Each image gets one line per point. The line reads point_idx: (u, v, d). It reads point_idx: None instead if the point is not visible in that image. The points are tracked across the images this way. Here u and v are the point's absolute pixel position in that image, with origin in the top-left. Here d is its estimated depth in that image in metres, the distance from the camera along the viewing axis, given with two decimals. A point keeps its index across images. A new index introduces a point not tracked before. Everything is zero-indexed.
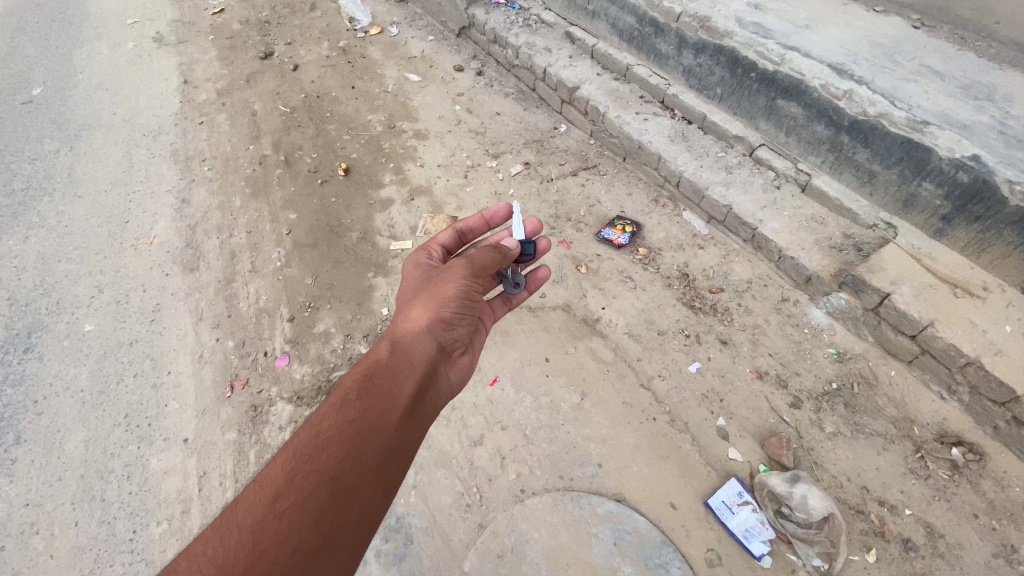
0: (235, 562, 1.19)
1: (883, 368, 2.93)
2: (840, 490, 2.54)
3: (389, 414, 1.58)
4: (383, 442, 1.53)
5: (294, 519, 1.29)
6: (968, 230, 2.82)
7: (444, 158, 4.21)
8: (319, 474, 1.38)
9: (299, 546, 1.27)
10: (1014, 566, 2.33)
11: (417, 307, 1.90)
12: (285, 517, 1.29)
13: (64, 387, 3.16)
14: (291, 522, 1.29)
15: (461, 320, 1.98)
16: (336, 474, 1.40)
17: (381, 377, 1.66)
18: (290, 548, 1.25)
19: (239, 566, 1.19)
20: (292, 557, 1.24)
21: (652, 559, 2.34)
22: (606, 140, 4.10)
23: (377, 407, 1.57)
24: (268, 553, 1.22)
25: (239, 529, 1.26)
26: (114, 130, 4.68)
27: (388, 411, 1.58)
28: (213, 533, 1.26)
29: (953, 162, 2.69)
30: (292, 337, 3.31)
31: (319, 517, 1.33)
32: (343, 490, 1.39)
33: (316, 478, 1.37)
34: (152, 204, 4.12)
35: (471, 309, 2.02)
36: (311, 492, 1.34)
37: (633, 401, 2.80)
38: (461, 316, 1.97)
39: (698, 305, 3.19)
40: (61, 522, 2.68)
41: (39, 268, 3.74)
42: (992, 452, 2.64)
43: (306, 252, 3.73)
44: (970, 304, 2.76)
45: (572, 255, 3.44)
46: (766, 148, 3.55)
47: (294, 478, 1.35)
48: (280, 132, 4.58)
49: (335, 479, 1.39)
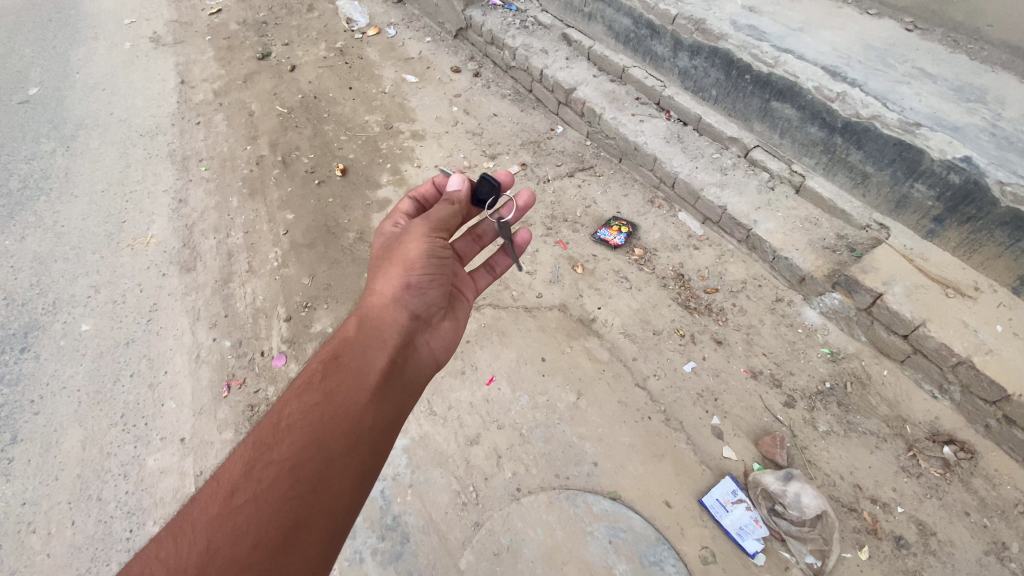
0: (190, 561, 1.26)
1: (876, 368, 2.96)
2: (833, 487, 2.57)
3: (355, 393, 1.66)
4: (348, 421, 1.60)
5: (253, 514, 1.35)
6: (960, 231, 2.85)
7: (441, 159, 4.23)
8: (278, 466, 1.45)
9: (260, 539, 1.32)
10: (1005, 563, 2.36)
11: (381, 284, 2.01)
12: (242, 513, 1.35)
13: (60, 386, 3.16)
14: (249, 515, 1.35)
15: (429, 286, 2.05)
16: (297, 462, 1.47)
17: (345, 359, 1.77)
18: (249, 543, 1.30)
19: (194, 565, 1.25)
20: (252, 550, 1.29)
21: (646, 556, 2.36)
22: (602, 142, 4.13)
23: (342, 391, 1.65)
24: (225, 549, 1.28)
25: (196, 528, 1.34)
26: (111, 130, 4.68)
27: (354, 390, 1.67)
28: (169, 535, 1.34)
29: (945, 163, 2.72)
30: (289, 337, 3.32)
31: (280, 508, 1.38)
32: (307, 478, 1.45)
33: (275, 468, 1.44)
34: (149, 204, 4.12)
35: (436, 273, 2.07)
36: (269, 484, 1.41)
37: (629, 401, 2.82)
38: (427, 282, 2.04)
39: (693, 305, 3.22)
40: (57, 522, 2.67)
41: (35, 267, 3.74)
42: (983, 450, 2.67)
43: (303, 252, 3.74)
44: (961, 304, 2.79)
45: (568, 256, 3.46)
46: (761, 149, 3.58)
47: (252, 473, 1.43)
48: (278, 132, 4.59)
49: (296, 468, 1.46)
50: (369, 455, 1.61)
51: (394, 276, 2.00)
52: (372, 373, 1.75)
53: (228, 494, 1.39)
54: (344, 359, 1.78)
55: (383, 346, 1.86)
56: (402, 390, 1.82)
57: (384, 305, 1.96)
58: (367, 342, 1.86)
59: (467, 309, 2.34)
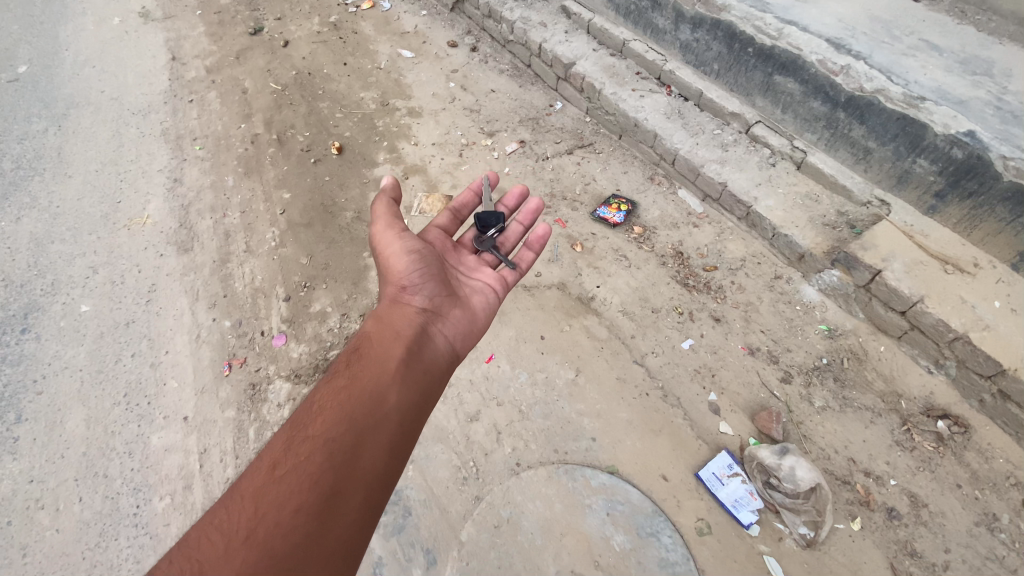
0: (241, 524, 1.35)
1: (873, 344, 2.98)
2: (828, 461, 2.61)
3: (376, 377, 1.77)
4: (372, 402, 1.70)
5: (294, 482, 1.44)
6: (961, 206, 2.83)
7: (438, 137, 4.17)
8: (314, 441, 1.55)
9: (301, 505, 1.40)
10: (995, 533, 2.41)
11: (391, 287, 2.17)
12: (285, 482, 1.44)
13: (63, 366, 3.18)
14: (290, 484, 1.43)
15: (425, 279, 2.15)
16: (329, 438, 1.56)
17: (366, 350, 1.89)
18: (291, 508, 1.38)
19: (243, 529, 1.34)
20: (294, 515, 1.37)
21: (643, 528, 2.40)
22: (601, 118, 4.07)
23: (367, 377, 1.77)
24: (270, 514, 1.37)
25: (244, 497, 1.43)
26: (102, 108, 4.60)
27: (376, 375, 1.78)
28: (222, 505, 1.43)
29: (949, 138, 2.69)
30: (289, 317, 3.32)
31: (318, 477, 1.46)
32: (340, 451, 1.54)
33: (311, 444, 1.54)
34: (144, 184, 4.08)
35: (429, 269, 2.18)
36: (307, 457, 1.50)
37: (627, 377, 2.84)
38: (424, 276, 2.16)
39: (692, 283, 3.22)
40: (64, 498, 2.71)
41: (32, 248, 3.72)
42: (977, 424, 2.71)
43: (300, 232, 3.72)
44: (960, 280, 2.79)
45: (567, 234, 3.44)
46: (763, 125, 3.53)
47: (292, 448, 1.53)
48: (272, 110, 4.52)
49: (330, 442, 1.55)
50: (396, 432, 1.68)
51: (398, 277, 2.16)
52: (390, 360, 1.85)
53: (271, 467, 1.49)
54: (364, 350, 1.90)
55: (399, 336, 1.96)
56: (423, 374, 1.90)
57: (394, 303, 2.11)
58: (384, 334, 1.96)
59: (486, 299, 2.37)
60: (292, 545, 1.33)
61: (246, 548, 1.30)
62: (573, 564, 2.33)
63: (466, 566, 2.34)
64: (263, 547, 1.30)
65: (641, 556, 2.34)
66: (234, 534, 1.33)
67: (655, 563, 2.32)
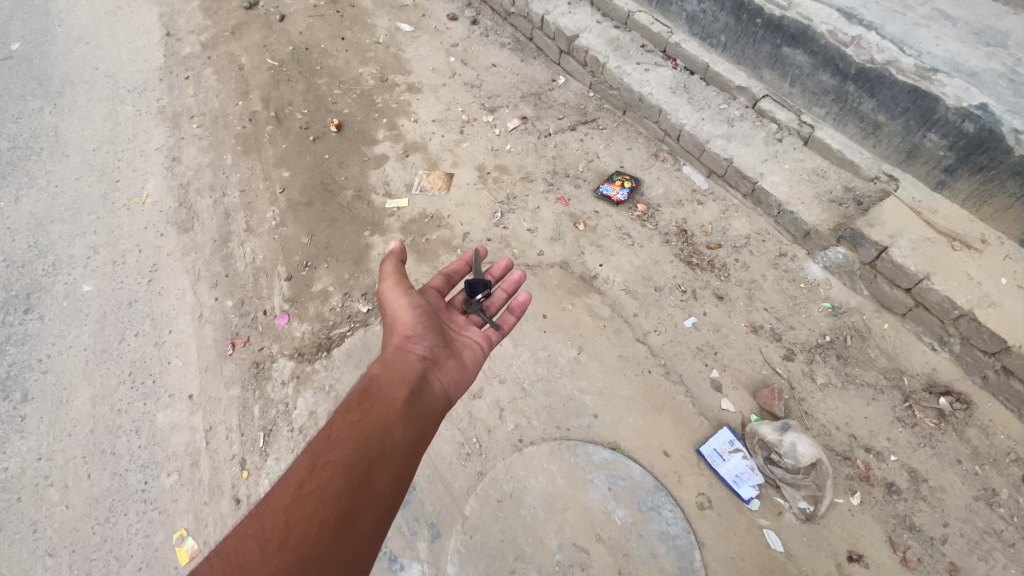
0: (273, 533, 1.38)
1: (877, 321, 2.97)
2: (829, 437, 2.62)
3: (386, 412, 1.75)
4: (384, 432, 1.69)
5: (317, 501, 1.45)
6: (970, 181, 2.78)
7: (439, 113, 4.10)
8: (335, 465, 1.55)
9: (325, 521, 1.42)
10: (994, 507, 2.43)
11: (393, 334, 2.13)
12: (310, 500, 1.46)
13: (67, 346, 3.20)
14: (314, 502, 1.45)
15: (428, 330, 2.14)
16: (348, 462, 1.56)
17: (374, 386, 1.87)
18: (318, 522, 1.41)
19: (274, 540, 1.36)
20: (320, 531, 1.39)
21: (645, 502, 2.41)
22: (605, 93, 3.98)
23: (379, 410, 1.76)
24: (298, 528, 1.38)
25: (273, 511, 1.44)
26: (98, 86, 4.53)
27: (388, 408, 1.77)
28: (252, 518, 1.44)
29: (960, 111, 2.63)
30: (291, 296, 3.31)
31: (340, 498, 1.48)
32: (358, 476, 1.55)
33: (332, 466, 1.55)
34: (142, 163, 4.04)
35: (432, 322, 2.18)
36: (329, 478, 1.51)
37: (629, 355, 2.84)
38: (424, 327, 2.13)
39: (696, 261, 3.19)
40: (73, 475, 2.74)
41: (32, 229, 3.71)
42: (979, 401, 2.71)
43: (301, 211, 3.69)
44: (967, 257, 2.76)
45: (570, 212, 3.41)
46: (770, 99, 3.45)
47: (315, 470, 1.54)
48: (269, 87, 4.44)
49: (350, 467, 1.56)
50: (403, 468, 1.66)
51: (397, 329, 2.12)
52: (398, 397, 1.83)
53: (297, 485, 1.50)
54: (372, 385, 1.88)
55: (404, 379, 1.91)
56: (428, 414, 1.89)
57: (395, 350, 2.05)
58: (390, 374, 1.93)
59: (474, 355, 2.29)
60: (316, 557, 1.34)
61: (277, 557, 1.31)
62: (574, 537, 2.34)
63: (470, 539, 2.36)
64: (293, 558, 1.32)
65: (643, 530, 2.34)
66: (264, 544, 1.35)
67: (656, 537, 2.32)
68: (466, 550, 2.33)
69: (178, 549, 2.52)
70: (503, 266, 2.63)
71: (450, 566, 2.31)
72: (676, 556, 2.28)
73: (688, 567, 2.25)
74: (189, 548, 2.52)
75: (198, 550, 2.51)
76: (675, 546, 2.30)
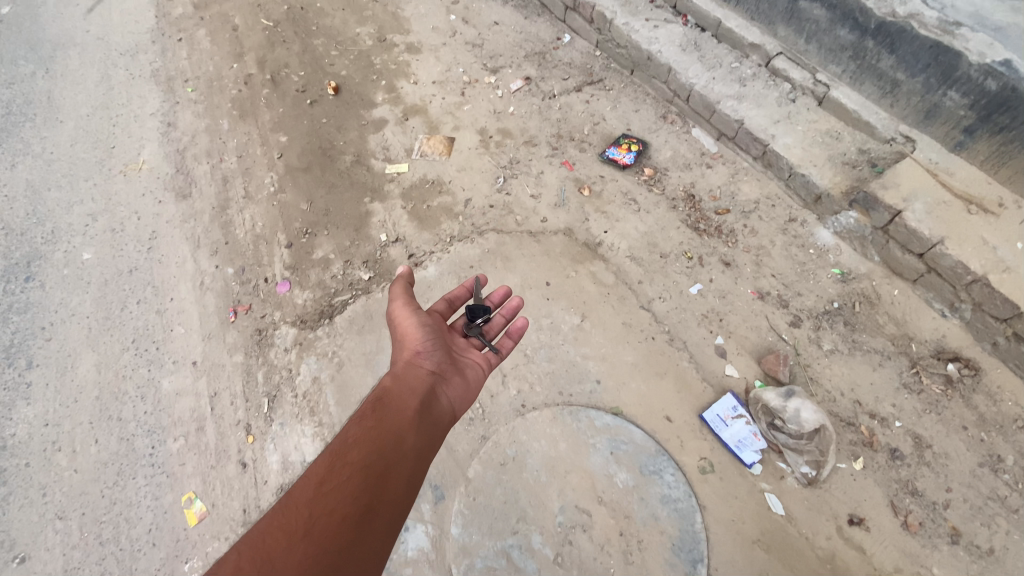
0: (294, 525, 1.33)
1: (886, 288, 2.91)
2: (833, 403, 2.61)
3: (399, 420, 1.69)
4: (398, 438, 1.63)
5: (335, 499, 1.41)
6: (990, 143, 2.68)
7: (439, 74, 3.96)
8: (352, 466, 1.50)
9: (345, 517, 1.37)
10: (998, 473, 2.42)
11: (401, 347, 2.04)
12: (329, 498, 1.41)
13: (70, 313, 3.20)
14: (333, 499, 1.40)
15: (437, 345, 2.06)
16: (365, 463, 1.51)
17: (386, 394, 1.80)
18: (338, 518, 1.36)
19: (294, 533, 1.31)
20: (339, 525, 1.35)
21: (646, 466, 2.39)
22: (612, 52, 3.82)
23: (392, 417, 1.70)
24: (317, 522, 1.34)
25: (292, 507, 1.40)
26: (89, 49, 4.40)
27: (401, 414, 1.71)
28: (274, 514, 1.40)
29: (983, 68, 2.50)
30: (291, 263, 3.27)
31: (357, 496, 1.43)
32: (375, 478, 1.49)
33: (350, 467, 1.50)
34: (137, 128, 3.95)
35: (442, 340, 2.11)
36: (346, 478, 1.47)
37: (634, 322, 2.79)
38: (433, 341, 2.05)
39: (703, 227, 3.12)
40: (81, 440, 2.78)
41: (29, 196, 3.66)
42: (988, 368, 2.67)
43: (299, 177, 3.61)
44: (983, 221, 2.68)
45: (574, 177, 3.32)
46: (784, 57, 3.29)
47: (332, 468, 1.50)
48: (264, 48, 4.29)
49: (366, 469, 1.50)
50: (416, 476, 1.60)
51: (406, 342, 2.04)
52: (410, 405, 1.76)
53: (316, 483, 1.46)
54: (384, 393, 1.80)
55: (415, 391, 1.83)
56: (440, 424, 1.82)
57: (404, 363, 1.94)
58: (401, 383, 1.85)
59: (478, 377, 2.13)
60: (337, 550, 1.30)
61: (298, 548, 1.27)
62: (576, 500, 2.33)
63: (473, 501, 2.36)
64: (315, 550, 1.27)
65: (644, 493, 2.32)
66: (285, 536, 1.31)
67: (657, 500, 2.31)
68: (469, 511, 2.34)
69: (187, 512, 2.57)
70: (502, 292, 2.51)
71: (454, 526, 2.32)
72: (677, 518, 2.27)
73: (688, 529, 2.24)
74: (198, 510, 2.57)
75: (206, 512, 2.56)
76: (676, 509, 2.28)
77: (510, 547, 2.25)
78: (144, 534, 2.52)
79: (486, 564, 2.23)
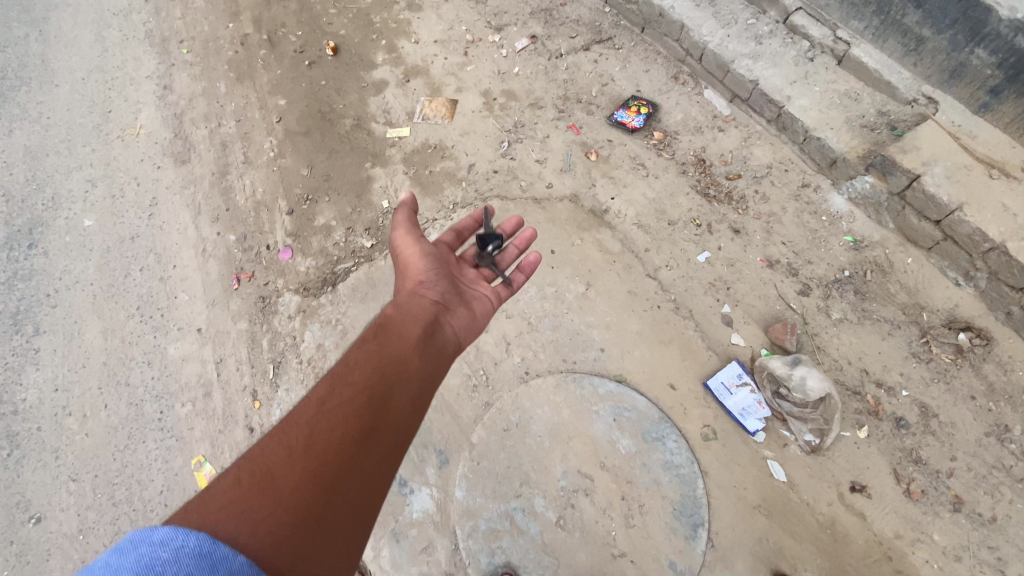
0: (299, 438, 1.36)
1: (900, 256, 2.83)
2: (840, 372, 2.58)
3: (401, 346, 1.69)
4: (399, 363, 1.63)
5: (339, 416, 1.43)
6: (1017, 104, 2.57)
7: (441, 33, 3.80)
8: (354, 386, 1.52)
9: (349, 430, 1.40)
10: (1004, 443, 2.41)
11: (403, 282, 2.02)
12: (332, 415, 1.43)
13: (74, 281, 3.20)
14: (337, 416, 1.42)
15: (440, 277, 2.04)
16: (367, 384, 1.52)
17: (387, 322, 1.78)
18: (342, 432, 1.39)
19: (302, 441, 1.36)
20: (344, 438, 1.38)
21: (649, 433, 2.38)
22: (622, 8, 3.64)
23: (393, 343, 1.69)
24: (322, 436, 1.37)
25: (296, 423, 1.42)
26: (81, 8, 4.25)
27: (402, 341, 1.71)
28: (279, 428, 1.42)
29: (1014, 24, 2.36)
30: (293, 230, 3.22)
31: (361, 412, 1.45)
32: (378, 397, 1.51)
33: (353, 386, 1.51)
34: (133, 92, 3.86)
35: (446, 271, 2.10)
36: (348, 397, 1.48)
37: (639, 290, 2.73)
38: (435, 273, 2.03)
39: (713, 193, 3.03)
40: (91, 405, 2.82)
41: (28, 162, 3.61)
42: (1000, 337, 2.62)
43: (299, 141, 3.53)
44: (1004, 187, 2.58)
45: (581, 141, 3.21)
46: (803, 12, 3.12)
47: (334, 389, 1.50)
48: (260, 6, 4.13)
49: (369, 389, 1.52)
50: (419, 398, 1.61)
51: (409, 274, 2.02)
52: (412, 332, 1.75)
53: (319, 402, 1.47)
54: (386, 322, 1.79)
55: (416, 318, 1.82)
56: (442, 352, 1.81)
57: (408, 293, 1.93)
58: (403, 313, 1.84)
59: (485, 310, 2.13)
60: (342, 461, 1.35)
61: (307, 459, 1.32)
62: (579, 465, 2.33)
63: (478, 466, 2.37)
64: (321, 460, 1.32)
65: (646, 459, 2.33)
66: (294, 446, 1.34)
67: (659, 465, 2.31)
68: (473, 475, 2.36)
69: (198, 474, 2.62)
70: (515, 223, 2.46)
71: (458, 489, 2.34)
72: (679, 484, 2.28)
73: (689, 495, 2.26)
74: (208, 473, 2.62)
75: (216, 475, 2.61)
76: (677, 475, 2.29)
77: (513, 510, 2.28)
78: (156, 495, 2.58)
79: (490, 525, 2.26)
